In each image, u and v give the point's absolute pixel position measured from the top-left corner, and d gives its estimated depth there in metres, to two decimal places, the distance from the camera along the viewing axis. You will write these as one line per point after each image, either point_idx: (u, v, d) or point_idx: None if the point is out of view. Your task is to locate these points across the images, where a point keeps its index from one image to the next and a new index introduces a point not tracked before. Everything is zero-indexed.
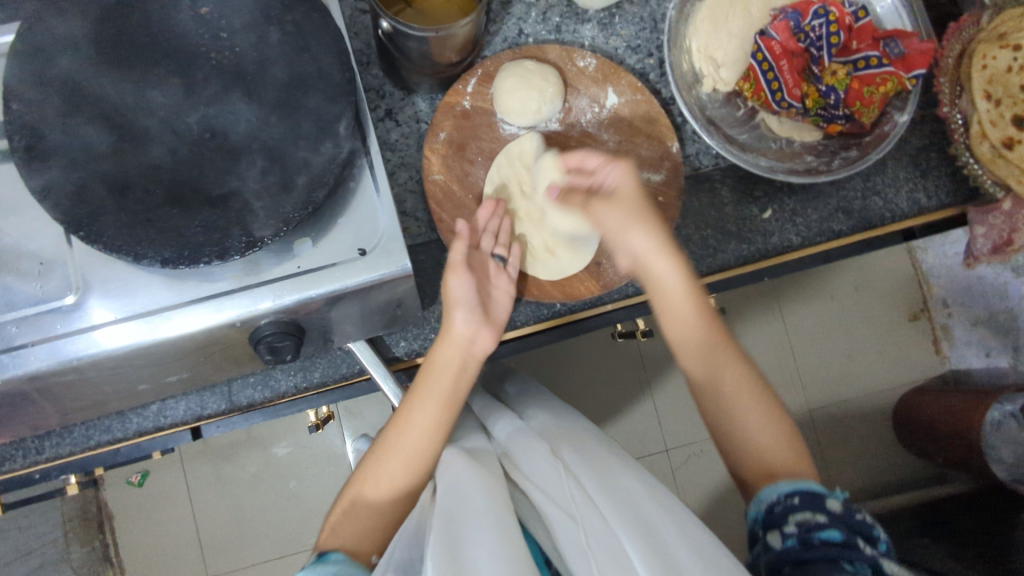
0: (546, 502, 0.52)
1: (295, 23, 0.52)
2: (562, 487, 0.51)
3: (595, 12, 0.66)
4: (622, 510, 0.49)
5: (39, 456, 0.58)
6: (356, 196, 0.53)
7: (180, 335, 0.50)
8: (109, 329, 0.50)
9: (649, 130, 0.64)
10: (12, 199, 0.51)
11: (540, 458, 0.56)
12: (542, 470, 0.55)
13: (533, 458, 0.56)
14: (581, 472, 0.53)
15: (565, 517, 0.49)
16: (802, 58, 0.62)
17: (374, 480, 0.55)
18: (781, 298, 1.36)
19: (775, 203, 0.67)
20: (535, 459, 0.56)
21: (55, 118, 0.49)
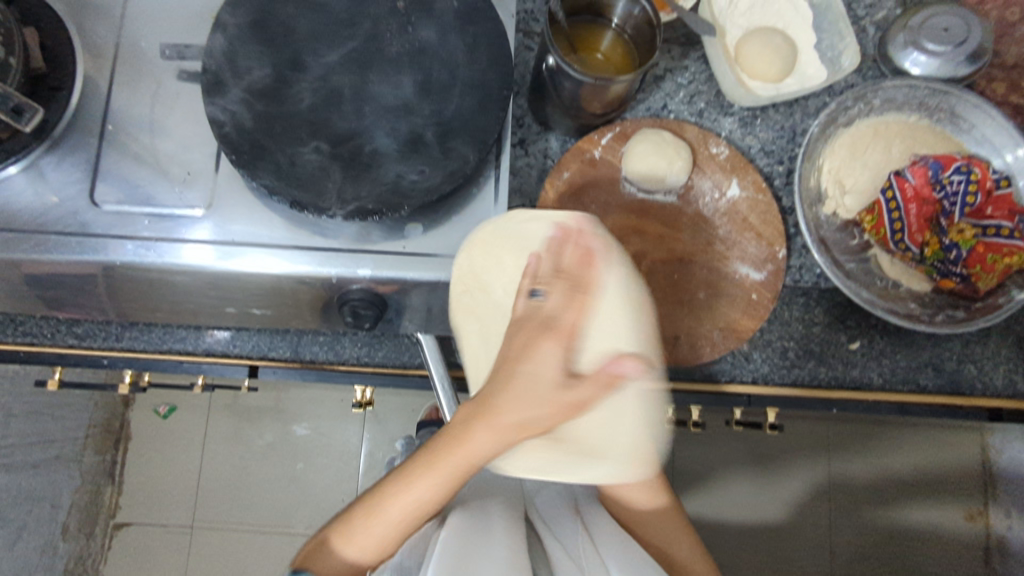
0: (556, 544, 0.59)
1: (474, 36, 0.57)
2: (575, 538, 0.58)
3: (740, 110, 0.69)
4: (620, 557, 0.55)
5: (117, 342, 0.62)
6: (476, 202, 0.57)
7: (247, 270, 0.54)
8: (196, 246, 0.54)
9: (762, 230, 0.65)
10: (183, 113, 0.57)
11: (562, 511, 0.64)
12: (561, 519, 0.61)
13: (558, 506, 0.65)
14: (597, 529, 0.60)
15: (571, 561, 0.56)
16: (932, 206, 0.62)
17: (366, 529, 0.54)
18: (832, 449, 1.30)
19: (865, 338, 0.66)
20: (561, 511, 0.64)
21: (245, 55, 0.55)
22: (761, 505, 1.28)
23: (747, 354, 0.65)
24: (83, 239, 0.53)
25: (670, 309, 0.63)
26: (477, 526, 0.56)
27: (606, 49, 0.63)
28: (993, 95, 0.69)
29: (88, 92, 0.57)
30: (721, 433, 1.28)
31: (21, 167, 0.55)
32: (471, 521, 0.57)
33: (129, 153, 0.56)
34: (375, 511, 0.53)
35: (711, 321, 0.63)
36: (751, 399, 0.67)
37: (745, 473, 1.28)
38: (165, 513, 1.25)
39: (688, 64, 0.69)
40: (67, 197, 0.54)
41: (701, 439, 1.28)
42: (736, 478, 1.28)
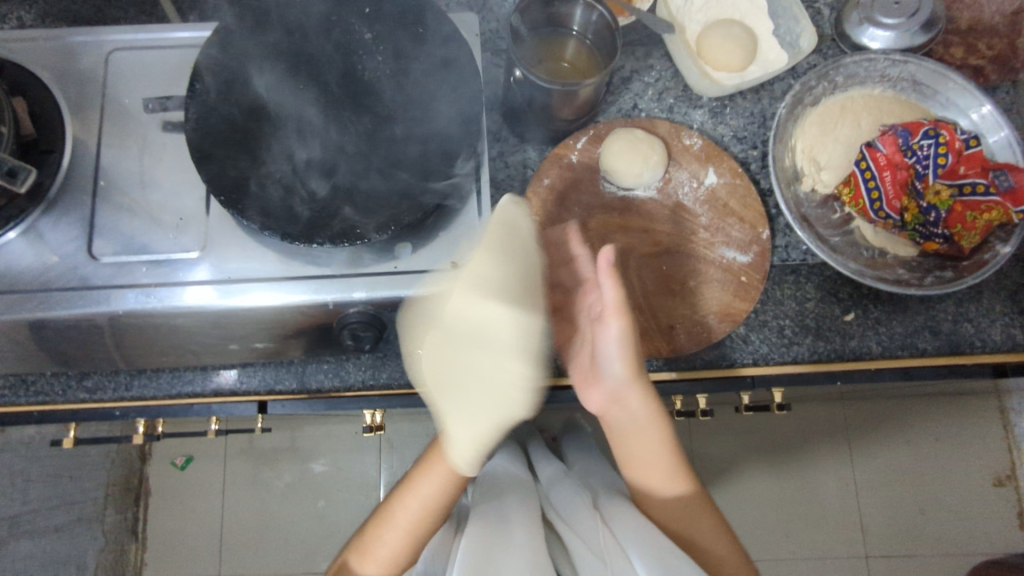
0: (577, 538, 0.58)
1: (442, 58, 0.59)
2: (593, 531, 0.58)
3: (708, 101, 0.71)
4: (639, 544, 0.53)
5: (127, 391, 0.63)
6: (461, 216, 0.58)
7: (248, 306, 0.55)
8: (198, 288, 0.55)
9: (743, 214, 0.66)
10: (171, 162, 0.59)
11: (578, 502, 0.63)
12: (580, 511, 0.61)
13: (573, 498, 0.64)
14: (615, 517, 0.59)
15: (592, 558, 0.54)
16: (906, 172, 0.62)
17: (372, 560, 0.59)
18: (851, 429, 1.29)
19: (860, 308, 0.67)
20: (577, 503, 0.63)
21: (224, 100, 0.57)
22: (785, 493, 1.27)
23: (745, 336, 0.66)
24: (85, 293, 0.55)
25: (663, 300, 0.64)
26: (496, 529, 0.56)
27: (571, 57, 0.65)
28: (952, 59, 0.71)
29: (78, 153, 0.59)
30: (736, 425, 1.28)
31: (19, 231, 0.56)
32: (489, 523, 0.57)
33: (121, 206, 0.58)
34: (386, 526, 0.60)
35: (704, 308, 0.64)
36: (754, 380, 0.67)
37: (766, 463, 1.28)
38: (192, 565, 1.25)
39: (653, 63, 0.72)
40: (67, 254, 0.56)
41: (717, 433, 1.28)
42: (757, 468, 1.28)
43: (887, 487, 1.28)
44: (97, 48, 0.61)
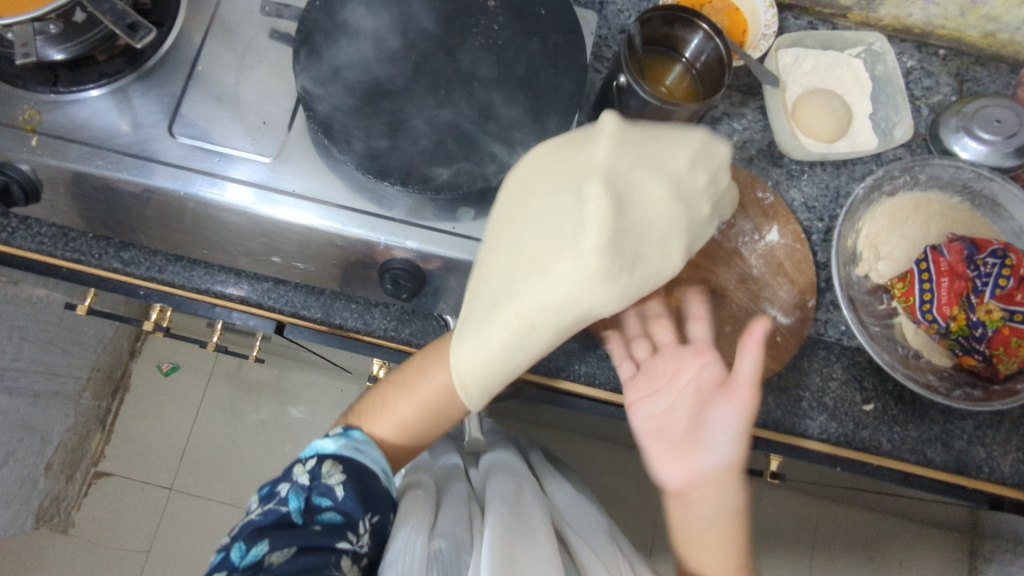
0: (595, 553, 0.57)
1: (554, 44, 0.60)
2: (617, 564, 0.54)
3: (788, 163, 0.72)
4: None
5: (159, 274, 0.63)
6: None
7: (278, 219, 0.56)
8: (239, 187, 0.56)
9: (795, 277, 0.66)
10: (271, 69, 0.60)
11: (592, 525, 0.62)
12: (597, 536, 0.59)
13: (588, 523, 0.61)
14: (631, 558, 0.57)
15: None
16: (965, 284, 0.63)
17: (404, 399, 0.58)
18: (820, 528, 1.28)
19: (880, 402, 0.66)
20: (593, 530, 0.61)
21: (340, 25, 0.58)
22: None
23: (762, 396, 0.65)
24: (152, 165, 0.56)
25: None
26: (521, 509, 0.55)
27: (671, 82, 0.65)
28: None
29: (185, 35, 0.60)
30: None
31: (105, 91, 0.57)
32: (512, 502, 0.56)
33: (211, 96, 0.59)
34: (405, 388, 0.59)
35: (732, 357, 0.64)
36: (760, 441, 0.67)
37: None
38: (147, 471, 1.25)
39: (746, 112, 0.72)
40: (146, 125, 0.57)
41: None
42: None
43: None
44: None
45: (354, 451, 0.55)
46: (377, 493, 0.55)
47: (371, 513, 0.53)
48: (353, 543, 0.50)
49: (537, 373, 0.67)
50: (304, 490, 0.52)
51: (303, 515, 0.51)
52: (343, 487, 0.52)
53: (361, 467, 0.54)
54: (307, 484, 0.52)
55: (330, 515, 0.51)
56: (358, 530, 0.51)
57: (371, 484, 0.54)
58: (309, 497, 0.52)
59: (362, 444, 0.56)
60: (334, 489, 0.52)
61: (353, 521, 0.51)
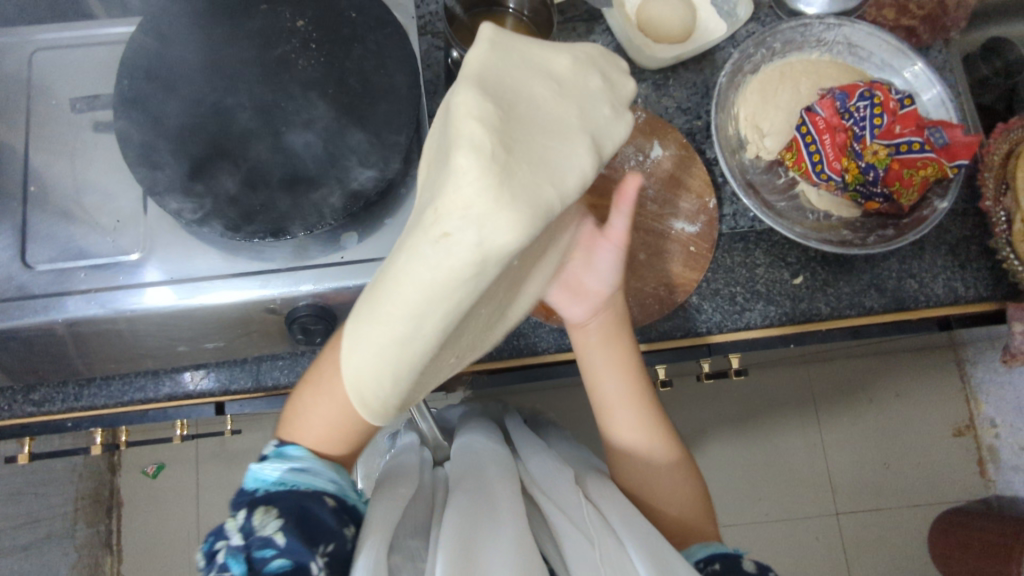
0: (559, 510, 0.53)
1: (377, 42, 0.58)
2: (585, 513, 0.52)
3: (651, 74, 0.71)
4: (633, 530, 0.51)
5: (77, 402, 0.63)
6: (405, 202, 0.58)
7: (196, 306, 0.55)
8: (141, 290, 0.54)
9: (689, 183, 0.67)
10: (106, 162, 0.58)
11: (563, 478, 0.58)
12: (562, 487, 0.56)
13: (556, 475, 0.59)
14: (600, 499, 0.56)
15: (582, 538, 0.49)
16: (845, 135, 0.63)
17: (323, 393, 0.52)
18: (815, 389, 1.32)
19: (808, 271, 0.68)
20: (560, 481, 0.57)
21: (154, 95, 0.55)
22: (755, 459, 1.29)
23: (698, 306, 0.67)
24: (23, 302, 0.53)
25: None
26: (480, 505, 0.51)
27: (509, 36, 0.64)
28: (885, 21, 0.72)
29: (5, 158, 0.57)
30: (705, 396, 1.30)
31: None
32: (473, 497, 0.53)
33: (55, 211, 0.56)
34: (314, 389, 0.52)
35: (656, 280, 0.65)
36: (710, 348, 0.70)
37: (734, 433, 1.30)
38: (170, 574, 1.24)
39: (594, 39, 0.71)
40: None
41: (687, 403, 1.30)
42: (728, 436, 1.30)
43: (853, 445, 1.31)
44: (18, 49, 0.59)
45: (291, 471, 0.49)
46: (326, 521, 0.47)
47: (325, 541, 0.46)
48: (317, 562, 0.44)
49: (483, 361, 0.67)
50: (241, 551, 0.44)
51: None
52: (283, 532, 0.45)
53: (311, 492, 0.48)
54: (240, 547, 0.44)
55: (277, 566, 0.44)
56: (312, 573, 0.44)
57: (325, 506, 0.48)
58: (249, 556, 0.44)
59: (302, 465, 0.50)
60: (273, 538, 0.44)
61: (323, 534, 0.46)
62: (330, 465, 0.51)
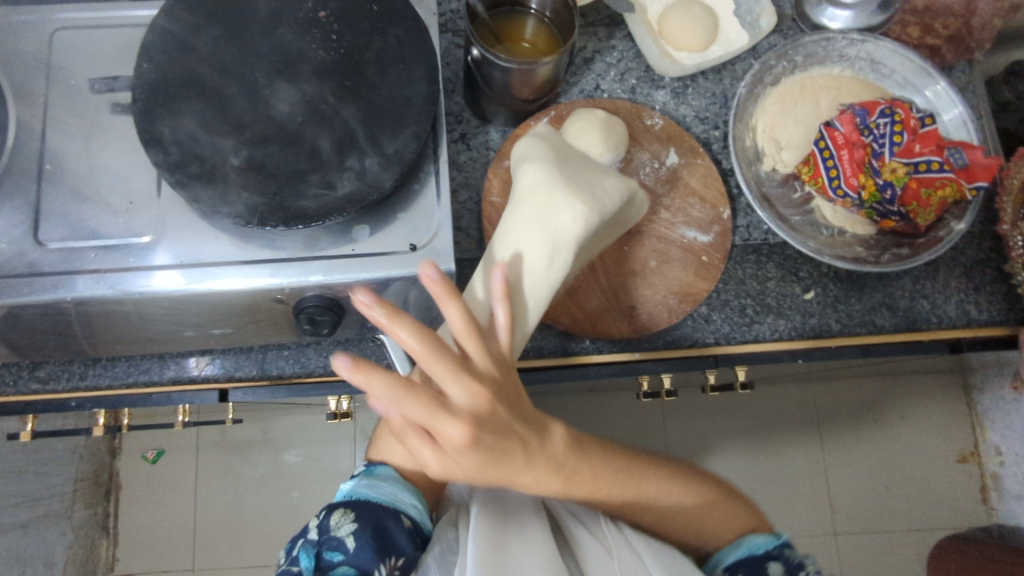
0: (576, 520, 0.55)
1: (398, 37, 0.58)
2: (601, 527, 0.55)
3: (671, 82, 0.71)
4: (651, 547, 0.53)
5: (81, 381, 0.63)
6: (419, 198, 0.58)
7: (205, 292, 0.55)
8: (150, 273, 0.54)
9: (704, 193, 0.66)
10: (122, 144, 0.58)
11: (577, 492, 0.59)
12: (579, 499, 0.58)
13: None
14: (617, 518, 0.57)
15: (603, 554, 0.52)
16: (863, 150, 0.63)
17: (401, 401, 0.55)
18: (820, 406, 1.31)
19: (819, 286, 0.68)
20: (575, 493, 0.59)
21: (172, 79, 0.55)
22: (757, 475, 1.28)
23: (707, 315, 0.66)
24: (32, 279, 0.54)
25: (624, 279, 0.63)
26: (504, 514, 0.53)
27: (530, 37, 0.64)
28: (909, 39, 0.72)
29: (22, 136, 0.57)
30: (709, 409, 1.29)
31: None
32: (496, 505, 0.54)
33: (70, 190, 0.56)
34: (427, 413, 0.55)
35: (666, 289, 0.64)
36: (718, 360, 0.67)
37: (737, 448, 1.29)
38: (164, 560, 1.24)
39: (615, 44, 0.71)
40: (11, 239, 0.55)
41: (690, 414, 1.29)
42: (730, 450, 1.29)
43: (855, 465, 1.30)
44: (41, 28, 0.60)
45: (380, 484, 0.53)
46: (398, 535, 0.50)
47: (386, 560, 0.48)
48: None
49: None
50: (313, 546, 0.49)
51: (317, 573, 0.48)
52: (353, 536, 0.49)
53: (391, 509, 0.51)
54: (319, 541, 0.50)
55: (343, 570, 0.47)
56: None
57: (400, 525, 0.51)
58: (320, 553, 0.49)
59: (380, 485, 0.52)
60: (344, 540, 0.48)
61: (392, 550, 0.49)
62: (411, 487, 0.54)
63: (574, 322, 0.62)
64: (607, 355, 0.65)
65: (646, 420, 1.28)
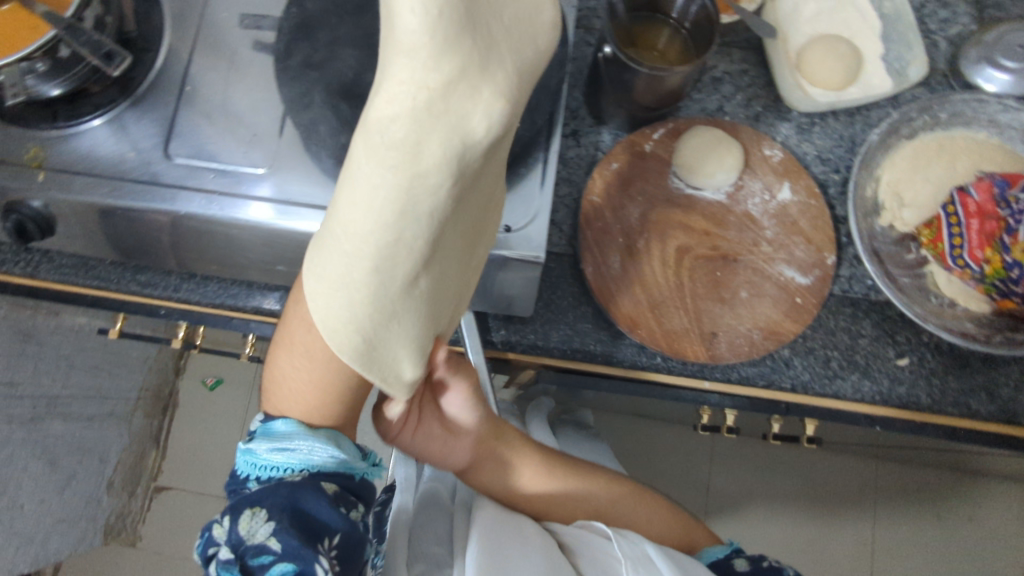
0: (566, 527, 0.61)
1: None
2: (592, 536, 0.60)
3: (798, 116, 0.68)
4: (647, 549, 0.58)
5: (175, 292, 0.67)
6: (524, 181, 0.57)
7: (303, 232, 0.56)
8: (256, 204, 0.56)
9: (811, 235, 0.63)
10: (257, 80, 0.61)
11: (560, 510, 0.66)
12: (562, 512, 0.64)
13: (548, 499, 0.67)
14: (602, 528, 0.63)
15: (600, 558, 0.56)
16: (996, 223, 0.60)
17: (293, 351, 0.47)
18: (879, 487, 1.23)
19: (916, 355, 0.63)
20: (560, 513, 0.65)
21: (316, 28, 0.58)
22: (797, 541, 1.21)
23: (788, 360, 0.63)
24: (152, 188, 0.56)
25: (709, 304, 0.61)
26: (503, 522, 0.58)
27: (663, 46, 0.63)
28: None
29: (171, 56, 0.61)
30: (759, 462, 1.24)
31: (105, 120, 0.58)
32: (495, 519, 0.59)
33: (202, 113, 0.60)
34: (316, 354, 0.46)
35: (751, 322, 0.61)
36: (789, 407, 0.64)
37: (780, 509, 1.23)
38: None
39: (748, 69, 0.68)
40: (143, 148, 0.58)
41: (738, 463, 1.24)
42: (773, 508, 1.23)
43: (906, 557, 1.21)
44: None
45: (282, 452, 0.47)
46: (324, 513, 0.46)
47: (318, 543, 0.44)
48: (322, 562, 0.43)
49: (552, 356, 0.65)
50: (232, 561, 0.43)
51: None
52: (275, 536, 0.43)
53: (307, 477, 0.47)
54: (231, 557, 0.43)
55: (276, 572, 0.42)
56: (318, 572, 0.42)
57: (320, 496, 0.46)
58: (243, 564, 0.43)
59: (301, 456, 0.47)
60: (267, 543, 0.43)
61: (321, 530, 0.45)
62: (322, 434, 0.48)
63: (649, 334, 0.61)
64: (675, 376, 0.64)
65: (691, 457, 1.24)
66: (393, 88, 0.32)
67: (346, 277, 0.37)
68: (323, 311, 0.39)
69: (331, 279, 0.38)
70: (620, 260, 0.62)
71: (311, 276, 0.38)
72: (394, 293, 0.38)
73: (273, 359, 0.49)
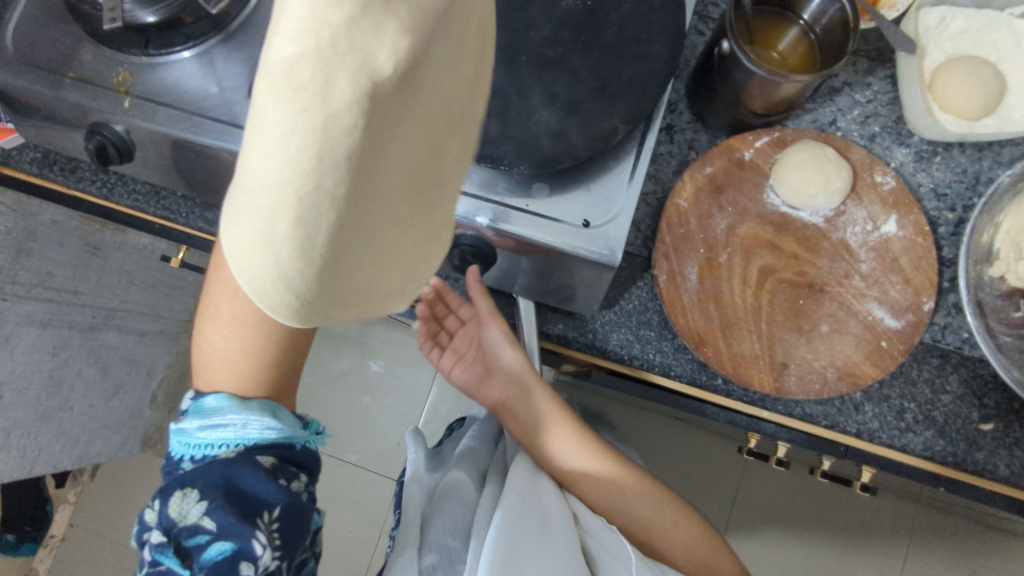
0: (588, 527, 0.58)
1: (651, 6, 0.54)
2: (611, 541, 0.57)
3: (919, 142, 0.62)
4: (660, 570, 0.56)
5: None
6: (612, 175, 0.54)
7: None
8: None
9: (911, 275, 0.58)
10: None
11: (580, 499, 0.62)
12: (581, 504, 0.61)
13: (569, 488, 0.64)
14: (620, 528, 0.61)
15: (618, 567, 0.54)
16: None
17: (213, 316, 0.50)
18: (915, 530, 1.18)
19: (1001, 421, 0.58)
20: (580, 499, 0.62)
21: None
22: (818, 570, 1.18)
23: (858, 404, 0.59)
24: (234, 130, 0.55)
25: (785, 332, 0.57)
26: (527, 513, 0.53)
27: (783, 49, 0.57)
28: None
29: None
30: (793, 484, 1.20)
31: (194, 52, 0.57)
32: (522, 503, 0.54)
33: None
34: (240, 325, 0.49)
35: (827, 359, 0.57)
36: (847, 450, 0.62)
37: (806, 534, 1.19)
38: None
39: (872, 82, 0.63)
40: (226, 87, 0.56)
41: (771, 481, 1.20)
42: (799, 533, 1.19)
43: None
44: None
45: (215, 429, 0.49)
46: (259, 483, 0.48)
47: (253, 514, 0.47)
48: (258, 538, 0.47)
49: (609, 360, 0.62)
50: (169, 542, 0.47)
51: (186, 560, 0.47)
52: (207, 514, 0.46)
53: (241, 449, 0.49)
54: (166, 537, 0.47)
55: (215, 549, 0.46)
56: (255, 544, 0.46)
57: (255, 469, 0.48)
58: (179, 543, 0.47)
59: (228, 433, 0.49)
60: (201, 522, 0.46)
61: (258, 505, 0.48)
62: (254, 408, 0.50)
63: (716, 354, 0.57)
64: (735, 399, 0.60)
65: (724, 467, 1.21)
66: (291, 22, 0.20)
67: (263, 234, 0.23)
68: (244, 276, 0.24)
69: (249, 239, 0.23)
70: (697, 273, 0.58)
71: (223, 243, 0.24)
72: (328, 248, 0.23)
73: (202, 332, 0.52)
